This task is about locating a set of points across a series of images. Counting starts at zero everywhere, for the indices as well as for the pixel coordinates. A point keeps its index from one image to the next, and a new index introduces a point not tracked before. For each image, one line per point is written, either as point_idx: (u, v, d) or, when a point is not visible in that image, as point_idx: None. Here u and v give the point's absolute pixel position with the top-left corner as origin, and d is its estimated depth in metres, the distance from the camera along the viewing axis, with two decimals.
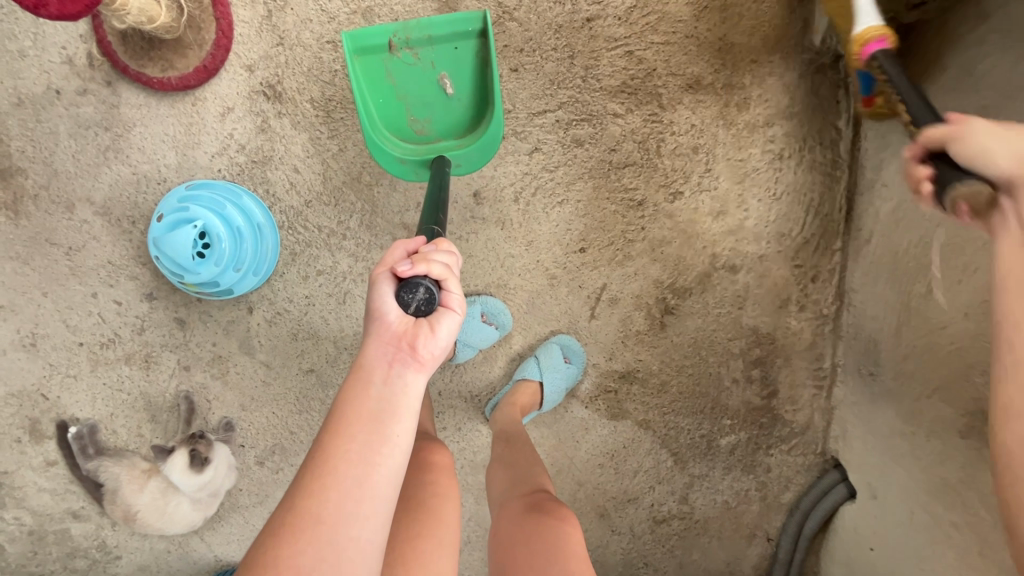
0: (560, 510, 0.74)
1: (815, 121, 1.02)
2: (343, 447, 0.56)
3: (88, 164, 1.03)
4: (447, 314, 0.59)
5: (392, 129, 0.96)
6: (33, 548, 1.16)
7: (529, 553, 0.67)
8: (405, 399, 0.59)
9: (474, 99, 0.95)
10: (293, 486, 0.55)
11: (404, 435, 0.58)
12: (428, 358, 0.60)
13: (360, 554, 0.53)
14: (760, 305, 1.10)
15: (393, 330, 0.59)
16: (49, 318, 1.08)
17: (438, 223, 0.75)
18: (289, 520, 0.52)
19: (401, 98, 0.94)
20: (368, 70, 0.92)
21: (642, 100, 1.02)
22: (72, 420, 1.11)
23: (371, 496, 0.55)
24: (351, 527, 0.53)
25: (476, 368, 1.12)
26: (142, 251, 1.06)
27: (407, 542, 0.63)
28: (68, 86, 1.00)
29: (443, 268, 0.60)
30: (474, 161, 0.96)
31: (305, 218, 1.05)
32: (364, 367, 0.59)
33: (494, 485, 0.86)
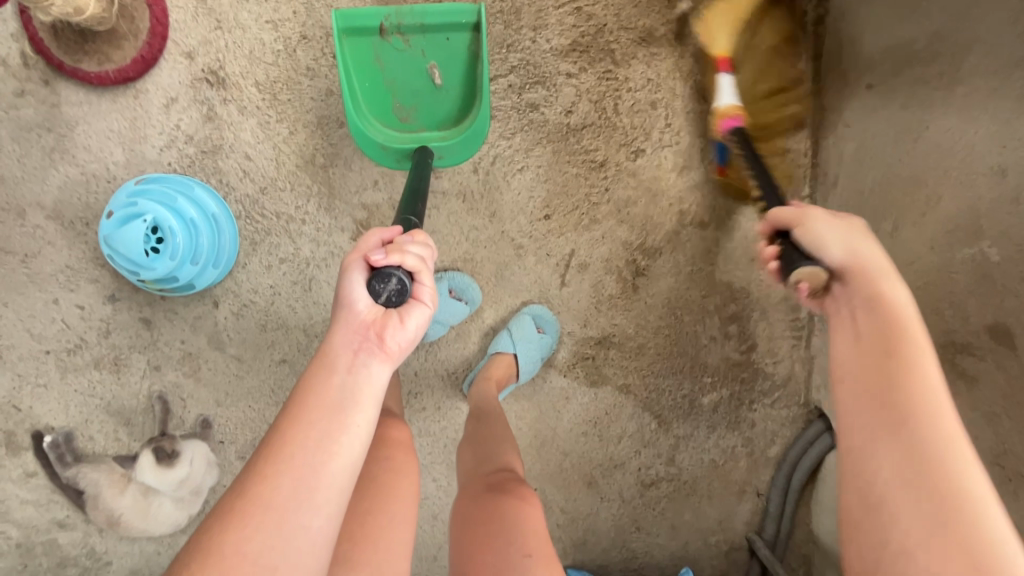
0: (522, 490, 0.74)
1: (773, 66, 1.00)
2: (301, 432, 0.55)
3: (34, 168, 1.00)
4: (416, 307, 0.58)
5: (375, 113, 0.95)
6: (22, 561, 1.16)
7: (488, 528, 0.67)
8: (367, 388, 0.58)
9: (462, 91, 0.94)
10: (248, 469, 0.54)
11: (364, 423, 0.57)
12: (395, 349, 0.59)
13: (309, 542, 0.52)
14: (732, 260, 1.08)
15: (361, 319, 0.58)
16: (12, 328, 1.06)
17: (416, 213, 0.73)
18: (238, 505, 0.52)
19: (388, 83, 0.94)
20: (357, 53, 0.91)
21: (595, 58, 1.00)
22: (46, 429, 1.09)
23: (325, 484, 0.54)
24: (303, 515, 0.52)
25: (450, 346, 1.11)
26: (99, 253, 1.04)
27: (358, 518, 0.64)
28: (4, 88, 0.97)
29: (417, 260, 0.58)
30: (457, 155, 0.95)
31: (262, 206, 1.03)
32: (329, 353, 0.58)
33: (461, 463, 0.86)
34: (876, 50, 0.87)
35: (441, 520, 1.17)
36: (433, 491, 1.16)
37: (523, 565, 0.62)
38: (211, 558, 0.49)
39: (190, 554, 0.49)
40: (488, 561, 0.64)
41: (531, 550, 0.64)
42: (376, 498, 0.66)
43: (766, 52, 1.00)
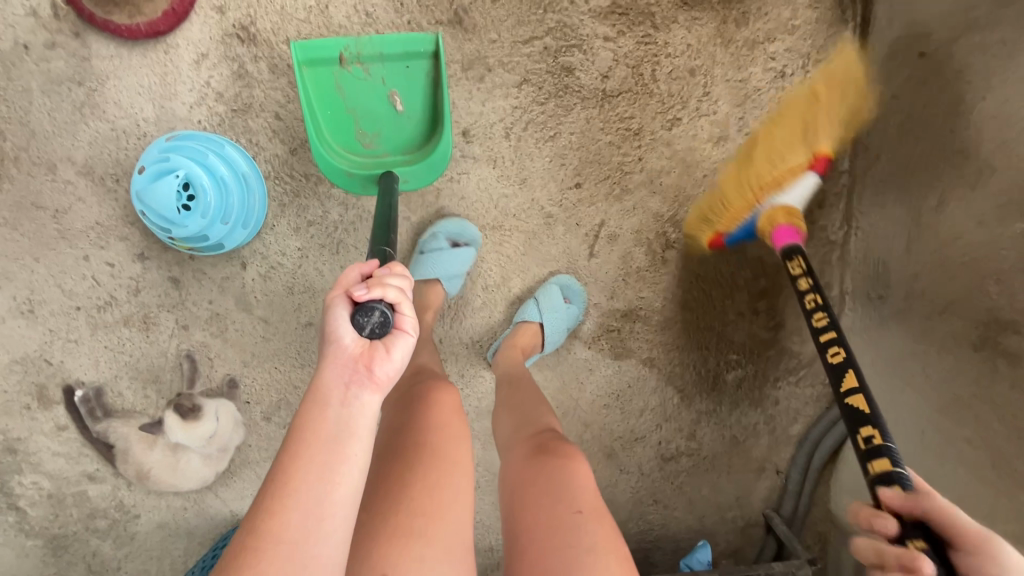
0: (567, 448, 0.75)
1: (819, 33, 0.97)
2: (301, 468, 0.55)
3: (65, 122, 1.00)
4: (400, 337, 0.59)
5: (339, 141, 0.95)
6: (54, 510, 1.20)
7: (544, 487, 0.68)
8: (362, 419, 0.58)
9: (424, 118, 0.95)
10: (253, 510, 0.54)
11: (362, 452, 0.58)
12: (384, 378, 0.59)
13: (321, 569, 0.52)
14: (765, 235, 1.06)
15: (349, 352, 0.58)
16: (44, 284, 1.07)
17: (389, 242, 0.76)
18: (253, 541, 0.52)
19: (349, 112, 0.93)
20: (317, 83, 0.91)
21: (634, 21, 0.96)
22: (77, 384, 1.11)
23: (332, 512, 0.54)
24: (312, 544, 0.53)
25: (476, 314, 1.11)
26: (129, 211, 1.04)
27: (413, 486, 0.62)
28: (35, 40, 0.96)
29: (397, 292, 0.60)
30: (422, 177, 0.95)
31: (291, 167, 1.03)
32: (321, 388, 0.58)
33: (499, 428, 0.87)
34: (932, 16, 0.84)
35: None
36: None
37: (577, 524, 0.64)
38: None
39: None
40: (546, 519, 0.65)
41: (581, 506, 0.66)
42: (426, 464, 0.65)
43: (812, 19, 0.96)
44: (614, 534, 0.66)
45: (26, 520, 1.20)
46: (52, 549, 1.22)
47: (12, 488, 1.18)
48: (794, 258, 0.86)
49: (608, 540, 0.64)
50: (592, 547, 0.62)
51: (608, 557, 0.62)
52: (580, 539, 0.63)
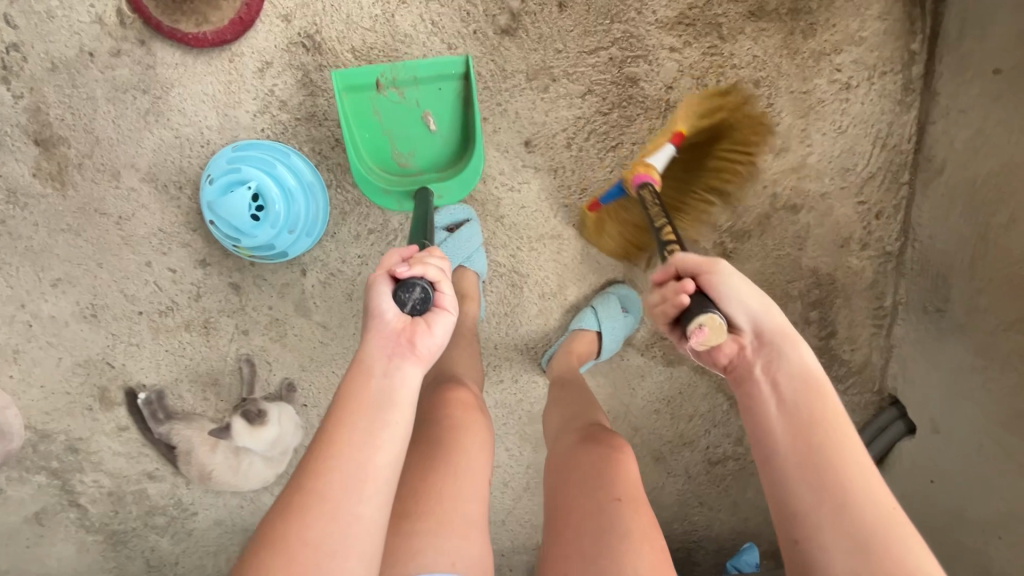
0: (613, 440, 0.75)
1: (886, 45, 0.96)
2: (346, 434, 0.59)
3: (129, 130, 1.00)
4: (441, 314, 0.62)
5: (376, 160, 0.96)
6: (114, 507, 1.22)
7: (580, 475, 0.70)
8: (404, 390, 0.61)
9: (457, 136, 0.96)
10: (299, 469, 0.58)
11: (403, 422, 0.60)
12: (427, 352, 0.63)
13: (364, 529, 0.55)
14: (821, 245, 1.07)
15: (392, 327, 0.61)
16: (107, 289, 1.09)
17: (427, 237, 0.78)
18: (299, 497, 0.56)
19: (386, 133, 0.95)
20: (355, 106, 0.93)
21: (701, 32, 0.96)
22: (139, 386, 1.14)
23: (374, 474, 0.58)
24: (354, 504, 0.56)
25: (531, 321, 1.12)
26: (191, 217, 1.05)
27: (419, 474, 0.67)
28: (101, 48, 0.96)
29: (437, 272, 0.63)
30: (456, 194, 0.96)
31: (353, 175, 1.03)
32: (365, 359, 0.61)
33: (550, 425, 0.89)
34: (1009, 33, 0.84)
35: (511, 486, 1.21)
36: (505, 459, 1.19)
37: (610, 510, 0.64)
38: (279, 543, 0.53)
39: (264, 538, 0.54)
40: (576, 505, 0.67)
41: (620, 493, 0.66)
42: (437, 453, 0.69)
43: (880, 30, 0.96)
44: (651, 523, 0.65)
45: (86, 517, 1.23)
46: (111, 545, 1.24)
47: (73, 485, 1.20)
48: (648, 187, 0.87)
49: (643, 527, 0.64)
50: (625, 533, 0.63)
51: (643, 545, 0.62)
52: (614, 522, 0.63)
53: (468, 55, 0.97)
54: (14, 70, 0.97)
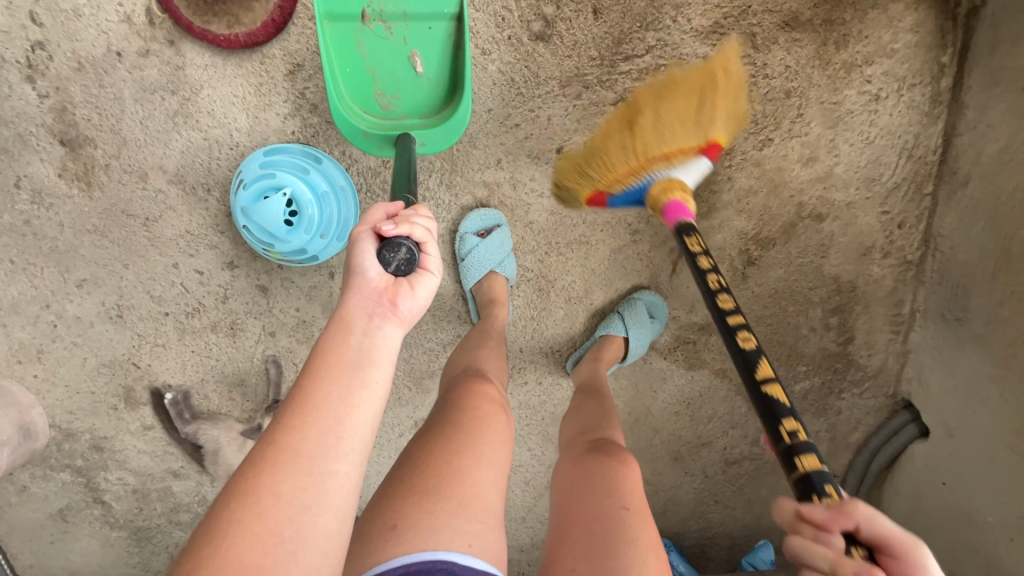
0: (622, 453, 0.70)
1: (917, 57, 0.97)
2: (324, 390, 0.56)
3: (158, 131, 1.00)
4: (425, 274, 0.62)
5: (356, 100, 0.92)
6: (138, 504, 1.23)
7: (591, 479, 0.64)
8: (383, 350, 0.60)
9: (444, 81, 0.92)
10: (274, 424, 0.54)
11: (382, 382, 0.59)
12: (407, 314, 0.62)
13: (340, 486, 0.52)
14: (843, 253, 1.09)
15: (374, 285, 0.61)
16: (133, 290, 1.08)
17: (411, 190, 0.75)
18: (272, 450, 0.52)
19: (369, 71, 0.91)
20: (337, 38, 0.88)
21: (735, 41, 0.97)
22: (165, 386, 1.14)
23: (351, 431, 0.55)
24: (330, 460, 0.52)
25: (557, 324, 1.13)
26: (219, 219, 1.05)
27: (444, 456, 0.58)
28: (130, 47, 0.96)
29: (424, 232, 0.63)
30: (440, 142, 0.92)
31: (383, 179, 1.03)
32: (345, 317, 0.60)
33: (565, 431, 0.84)
34: None
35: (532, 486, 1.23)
36: (527, 459, 1.21)
37: (620, 518, 0.58)
38: (248, 496, 0.48)
39: (229, 494, 0.49)
40: (587, 507, 0.61)
41: (627, 503, 0.60)
42: (464, 440, 0.61)
43: (911, 42, 0.96)
44: (657, 536, 0.59)
45: (110, 514, 1.23)
46: (135, 541, 1.25)
47: (97, 483, 1.20)
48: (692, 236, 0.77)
49: (652, 540, 0.58)
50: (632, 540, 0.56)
51: (649, 553, 0.56)
52: (623, 528, 0.57)
53: (502, 60, 0.98)
54: (40, 69, 0.96)
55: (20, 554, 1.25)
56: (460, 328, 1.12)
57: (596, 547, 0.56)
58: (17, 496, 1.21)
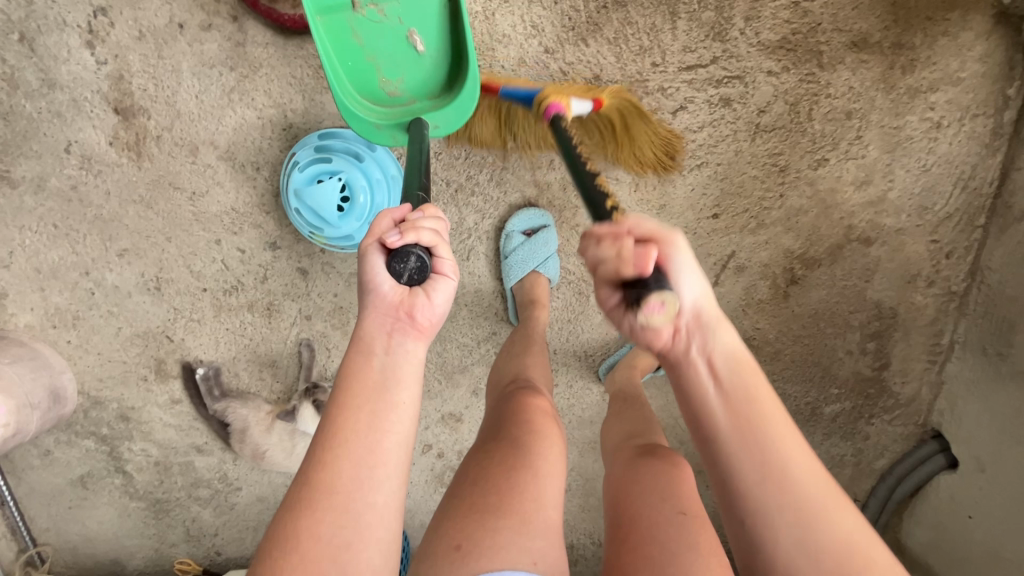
0: (674, 456, 0.70)
1: (982, 88, 0.96)
2: (351, 419, 0.57)
3: (213, 106, 1.00)
4: (441, 281, 0.60)
5: (362, 92, 0.87)
6: (159, 477, 1.23)
7: (644, 486, 0.64)
8: (406, 367, 0.60)
9: (447, 56, 0.86)
10: (307, 462, 0.56)
11: (409, 400, 0.59)
12: (426, 324, 0.61)
13: (380, 514, 0.54)
14: (887, 279, 1.08)
15: (389, 301, 0.60)
16: (173, 264, 1.08)
17: (423, 186, 0.71)
18: (307, 492, 0.54)
19: (369, 59, 0.86)
20: (332, 31, 0.84)
21: (801, 58, 0.96)
22: (197, 362, 1.14)
23: (384, 459, 0.56)
24: (367, 491, 0.55)
25: (594, 329, 1.12)
26: (265, 199, 1.04)
27: (500, 473, 0.57)
28: (192, 20, 0.96)
29: (433, 236, 0.60)
30: (452, 122, 0.87)
31: (434, 171, 1.03)
32: (365, 339, 0.60)
33: (609, 437, 0.84)
34: None
35: None
36: None
37: (678, 523, 0.58)
38: (291, 540, 0.51)
39: (272, 540, 0.52)
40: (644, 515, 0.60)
41: (685, 508, 0.60)
42: (517, 455, 0.59)
43: (979, 72, 0.95)
44: (717, 541, 0.58)
45: (130, 484, 1.23)
46: (153, 512, 1.25)
47: (120, 453, 1.20)
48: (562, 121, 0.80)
49: (711, 544, 0.57)
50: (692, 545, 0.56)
51: (710, 558, 0.55)
52: (682, 535, 0.57)
53: (565, 60, 0.98)
54: (101, 35, 0.96)
55: (37, 517, 1.26)
56: (496, 325, 1.12)
57: (652, 554, 0.55)
58: (39, 460, 1.21)
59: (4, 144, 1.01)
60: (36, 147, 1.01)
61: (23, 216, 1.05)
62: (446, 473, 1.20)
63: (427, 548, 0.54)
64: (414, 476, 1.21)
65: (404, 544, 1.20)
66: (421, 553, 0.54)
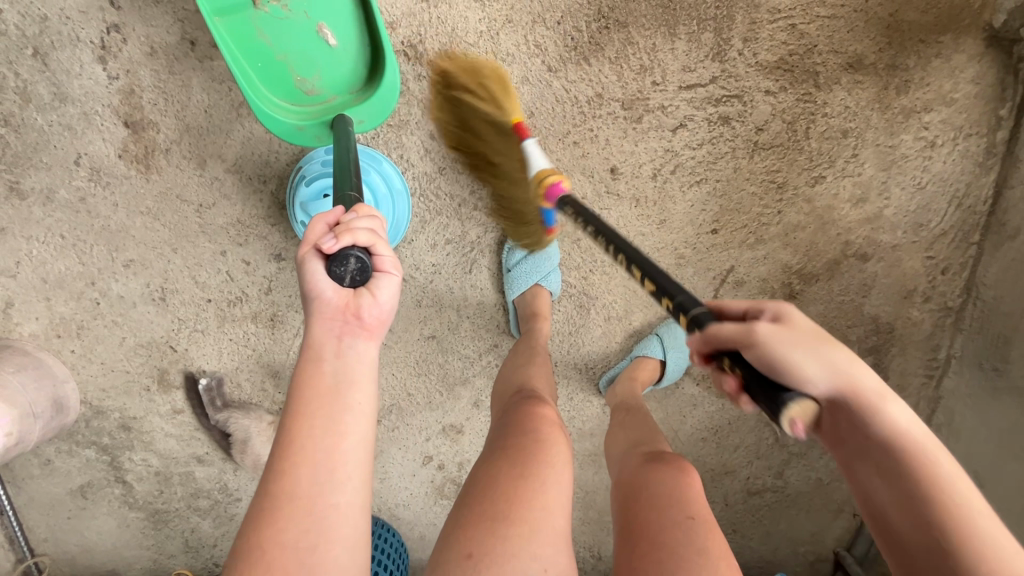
0: (681, 461, 0.70)
1: (975, 108, 0.98)
2: (307, 425, 0.57)
3: (221, 120, 1.02)
4: (383, 278, 0.62)
5: (279, 93, 0.89)
6: (159, 487, 1.23)
7: (651, 494, 0.64)
8: (359, 366, 0.61)
9: (360, 49, 0.88)
10: (267, 473, 0.56)
11: (365, 399, 0.60)
12: (374, 323, 0.63)
13: (344, 514, 0.55)
14: (885, 295, 1.09)
15: (334, 305, 0.61)
16: (179, 274, 1.09)
17: (353, 186, 0.71)
18: (268, 503, 0.54)
19: (280, 58, 0.87)
20: (236, 32, 0.84)
21: (798, 78, 0.99)
22: (200, 372, 1.14)
23: (343, 462, 0.57)
24: (327, 493, 0.55)
25: (595, 342, 1.13)
26: (271, 212, 1.06)
27: (511, 481, 0.58)
28: (203, 37, 0.98)
29: (368, 235, 0.62)
30: (376, 116, 0.90)
31: (438, 185, 1.05)
32: (314, 345, 0.61)
33: (613, 446, 0.85)
34: None
35: None
36: None
37: (687, 527, 0.59)
38: (257, 550, 0.52)
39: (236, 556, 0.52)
40: (651, 519, 0.61)
41: (694, 513, 0.61)
42: (527, 464, 0.60)
43: (972, 93, 0.97)
44: (726, 544, 0.60)
45: (130, 494, 1.23)
46: (152, 523, 1.25)
47: (121, 462, 1.20)
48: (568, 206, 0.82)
49: (722, 549, 0.59)
50: (703, 550, 0.57)
51: (719, 560, 0.57)
52: (693, 540, 0.58)
53: (567, 78, 1.00)
54: (113, 51, 0.98)
55: (35, 527, 1.25)
56: (497, 337, 1.13)
57: (665, 559, 0.56)
58: (39, 469, 1.20)
59: (14, 156, 1.02)
60: (46, 159, 1.03)
61: (32, 226, 1.06)
62: (447, 485, 1.20)
63: (439, 553, 0.55)
64: (414, 488, 1.21)
65: (403, 556, 1.20)
66: (434, 558, 0.56)
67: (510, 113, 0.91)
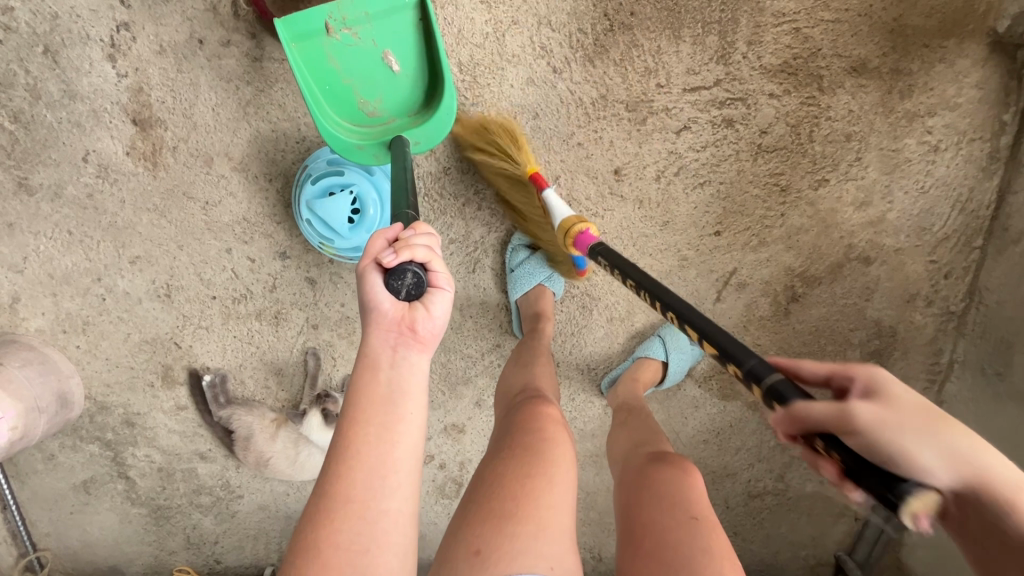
0: (681, 461, 0.71)
1: (979, 112, 0.98)
2: (360, 431, 0.58)
3: (228, 119, 1.02)
4: (437, 293, 0.60)
5: (343, 114, 0.90)
6: (161, 483, 1.23)
7: (654, 493, 0.65)
8: (413, 378, 0.61)
9: (423, 74, 0.88)
10: (323, 474, 0.57)
11: (416, 410, 0.60)
12: (428, 335, 0.62)
13: (394, 520, 0.56)
14: (888, 299, 1.09)
15: (391, 317, 0.60)
16: (184, 271, 1.10)
17: (410, 204, 0.70)
18: (323, 504, 0.55)
19: (347, 83, 0.87)
20: (308, 57, 0.84)
21: (802, 82, 0.99)
22: (204, 368, 1.15)
23: (395, 469, 0.58)
24: (379, 498, 0.56)
25: (597, 343, 1.13)
26: (276, 210, 1.07)
27: (519, 479, 0.59)
28: (211, 36, 0.99)
29: (427, 251, 0.60)
30: (432, 138, 0.90)
31: (443, 185, 1.06)
32: (370, 356, 0.61)
33: (615, 449, 0.85)
34: None
35: None
36: None
37: (689, 525, 0.59)
38: (312, 550, 0.52)
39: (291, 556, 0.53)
40: (654, 518, 0.62)
41: (697, 513, 0.61)
42: (535, 462, 0.61)
43: (975, 98, 0.97)
44: (727, 542, 0.60)
45: (133, 489, 1.23)
46: (153, 519, 1.26)
47: (124, 458, 1.21)
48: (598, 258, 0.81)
49: (723, 546, 0.59)
50: (708, 549, 0.57)
51: (722, 558, 0.57)
52: (697, 539, 0.58)
53: (571, 79, 1.01)
54: (122, 50, 0.99)
55: (38, 522, 1.26)
56: (500, 337, 1.13)
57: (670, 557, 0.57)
58: (43, 464, 1.21)
59: (23, 153, 1.03)
60: (54, 156, 1.03)
61: (39, 222, 1.07)
62: (448, 484, 1.20)
63: (452, 549, 0.56)
64: None
65: None
66: (444, 553, 0.56)
67: (523, 165, 0.95)
